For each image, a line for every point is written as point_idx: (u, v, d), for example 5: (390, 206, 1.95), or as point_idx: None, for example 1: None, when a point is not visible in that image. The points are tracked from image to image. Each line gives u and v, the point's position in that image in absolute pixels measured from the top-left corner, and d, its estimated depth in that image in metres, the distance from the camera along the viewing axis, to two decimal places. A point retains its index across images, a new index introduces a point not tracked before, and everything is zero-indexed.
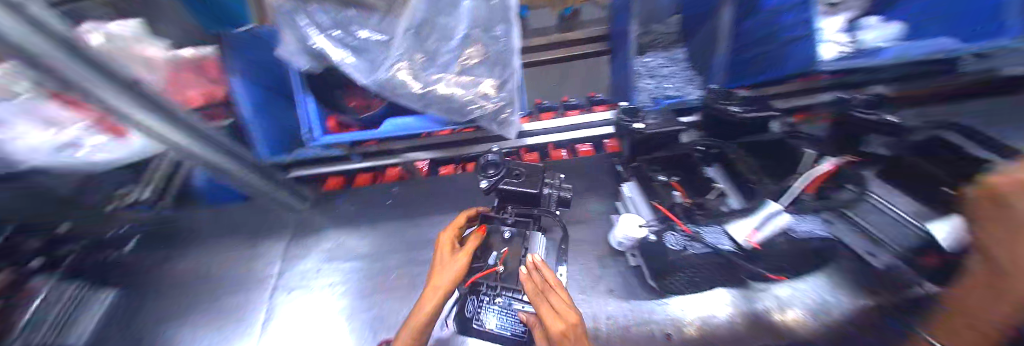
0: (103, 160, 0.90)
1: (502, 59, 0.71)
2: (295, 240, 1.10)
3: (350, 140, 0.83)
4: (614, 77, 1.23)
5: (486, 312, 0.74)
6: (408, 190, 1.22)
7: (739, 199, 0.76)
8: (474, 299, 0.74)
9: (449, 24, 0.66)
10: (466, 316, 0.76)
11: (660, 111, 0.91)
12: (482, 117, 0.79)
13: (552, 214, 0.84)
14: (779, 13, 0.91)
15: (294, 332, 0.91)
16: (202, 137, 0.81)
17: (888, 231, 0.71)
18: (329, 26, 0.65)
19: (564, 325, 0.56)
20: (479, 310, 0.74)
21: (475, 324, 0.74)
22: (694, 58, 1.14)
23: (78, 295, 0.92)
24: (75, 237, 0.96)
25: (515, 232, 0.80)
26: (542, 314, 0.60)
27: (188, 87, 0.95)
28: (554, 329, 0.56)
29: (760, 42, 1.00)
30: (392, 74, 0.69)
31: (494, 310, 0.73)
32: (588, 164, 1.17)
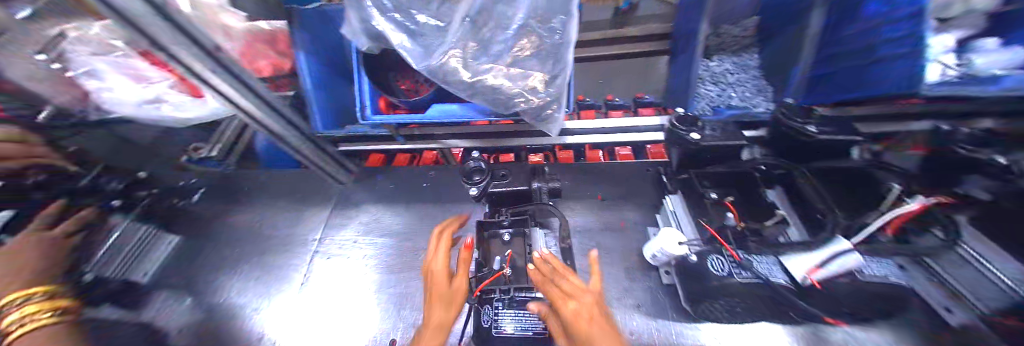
0: (194, 117, 1.01)
1: (555, 52, 0.68)
2: (336, 211, 1.16)
3: (398, 121, 0.85)
4: (670, 80, 1.15)
5: (503, 318, 0.72)
6: (443, 174, 1.24)
7: (801, 231, 0.69)
8: (488, 308, 0.74)
9: (506, 13, 0.64)
10: (484, 329, 0.72)
11: (719, 122, 0.85)
12: (526, 112, 0.76)
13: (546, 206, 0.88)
14: (883, 23, 0.79)
15: (326, 296, 0.96)
16: (263, 100, 0.87)
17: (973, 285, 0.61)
18: (390, 8, 0.66)
19: (576, 303, 0.54)
20: (495, 317, 0.72)
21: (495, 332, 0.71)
22: (768, 66, 1.05)
23: (146, 236, 1.04)
24: (151, 184, 1.11)
25: (514, 232, 0.80)
26: (553, 298, 0.59)
27: (259, 58, 1.04)
28: (567, 309, 0.54)
29: (856, 54, 0.89)
30: (445, 60, 0.68)
31: (511, 313, 0.72)
32: (626, 169, 1.11)
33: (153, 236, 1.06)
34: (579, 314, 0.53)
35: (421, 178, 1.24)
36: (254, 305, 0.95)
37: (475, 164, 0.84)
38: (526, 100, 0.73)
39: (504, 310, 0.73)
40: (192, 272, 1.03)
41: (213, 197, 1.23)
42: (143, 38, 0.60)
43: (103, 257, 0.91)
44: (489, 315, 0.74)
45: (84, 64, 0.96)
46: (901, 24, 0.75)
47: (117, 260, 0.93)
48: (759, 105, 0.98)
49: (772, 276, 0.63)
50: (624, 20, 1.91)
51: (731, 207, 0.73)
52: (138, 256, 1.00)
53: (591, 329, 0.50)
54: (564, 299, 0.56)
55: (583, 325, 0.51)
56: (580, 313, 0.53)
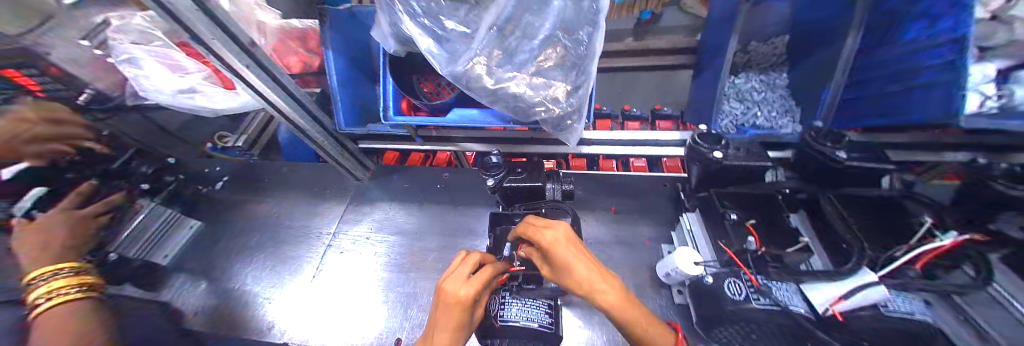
0: (225, 107, 1.03)
1: (579, 64, 0.69)
2: (351, 207, 1.18)
3: (418, 123, 0.87)
4: (692, 95, 1.15)
5: (510, 307, 0.68)
6: (456, 176, 1.25)
7: (824, 260, 0.67)
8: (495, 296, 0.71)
9: (534, 22, 0.65)
10: (488, 321, 0.68)
11: (741, 142, 0.83)
12: (546, 121, 0.75)
13: (559, 205, 0.85)
14: (926, 48, 0.76)
15: (336, 289, 0.98)
16: (288, 93, 0.88)
17: (996, 323, 0.58)
18: (419, 14, 0.68)
19: (551, 234, 0.59)
20: (502, 304, 0.68)
21: (499, 320, 0.66)
22: (796, 86, 1.03)
23: (171, 218, 1.08)
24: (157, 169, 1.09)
25: None
26: (529, 233, 0.63)
27: (289, 54, 1.10)
28: (544, 238, 0.59)
29: (891, 80, 0.87)
30: (470, 67, 0.69)
31: (520, 302, 0.69)
32: (641, 182, 1.10)
33: (177, 220, 1.10)
34: (557, 243, 0.57)
35: (434, 179, 1.25)
36: (266, 294, 0.97)
37: (493, 158, 0.83)
38: (547, 110, 0.73)
39: (511, 299, 0.70)
40: (212, 257, 1.06)
41: (232, 186, 1.25)
42: (183, 30, 0.62)
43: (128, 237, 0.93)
44: (495, 304, 0.69)
45: (124, 51, 1.00)
46: (942, 50, 0.73)
47: (141, 241, 0.97)
48: (784, 127, 0.96)
49: (791, 304, 0.62)
50: (646, 32, 1.91)
51: (754, 230, 0.71)
52: (161, 238, 1.04)
53: (569, 256, 0.55)
54: (541, 230, 0.60)
55: (561, 251, 0.56)
56: (557, 242, 0.58)
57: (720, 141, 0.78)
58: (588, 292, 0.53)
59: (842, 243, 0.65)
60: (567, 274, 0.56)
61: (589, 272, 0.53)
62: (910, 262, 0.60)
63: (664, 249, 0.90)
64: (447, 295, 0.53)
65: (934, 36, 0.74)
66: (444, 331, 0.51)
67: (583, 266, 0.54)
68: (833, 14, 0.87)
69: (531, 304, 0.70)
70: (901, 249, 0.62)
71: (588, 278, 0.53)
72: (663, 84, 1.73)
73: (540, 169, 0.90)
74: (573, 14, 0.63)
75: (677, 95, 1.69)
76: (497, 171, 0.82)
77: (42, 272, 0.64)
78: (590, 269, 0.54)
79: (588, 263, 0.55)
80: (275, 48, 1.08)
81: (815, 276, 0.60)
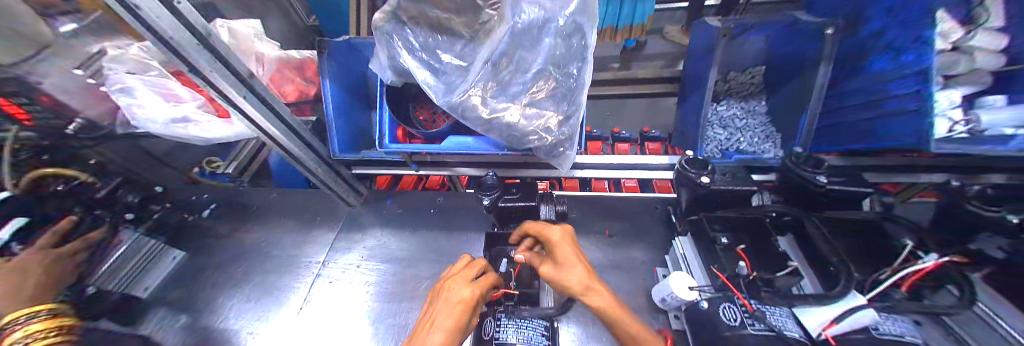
0: (219, 137, 1.03)
1: (570, 95, 0.72)
2: (342, 233, 1.16)
3: (413, 150, 0.88)
4: (678, 121, 1.20)
5: (506, 330, 0.66)
6: (450, 200, 1.25)
7: (816, 284, 0.67)
8: (490, 320, 0.69)
9: (528, 57, 0.69)
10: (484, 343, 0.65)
11: (727, 167, 0.87)
12: (540, 148, 0.77)
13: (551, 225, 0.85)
14: (891, 79, 0.84)
15: (325, 319, 0.95)
16: (283, 121, 0.89)
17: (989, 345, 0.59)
18: (417, 49, 0.73)
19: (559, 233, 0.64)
20: (498, 329, 0.67)
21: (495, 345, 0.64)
22: (775, 113, 1.09)
23: (155, 249, 1.05)
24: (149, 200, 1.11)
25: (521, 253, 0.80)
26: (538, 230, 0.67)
27: (286, 84, 1.11)
28: (553, 236, 0.63)
29: (862, 107, 0.93)
30: (465, 98, 0.71)
31: (516, 324, 0.68)
32: (634, 205, 1.12)
33: (161, 250, 1.06)
34: (559, 241, 0.63)
35: (428, 203, 1.24)
36: (251, 328, 0.93)
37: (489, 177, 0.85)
38: (540, 138, 0.75)
39: (506, 321, 0.68)
40: (196, 287, 1.02)
41: (227, 213, 1.24)
42: (183, 63, 0.64)
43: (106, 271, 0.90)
44: (490, 328, 0.68)
45: (119, 81, 1.01)
46: (909, 81, 0.79)
47: (121, 274, 0.93)
48: (767, 151, 1.01)
49: (786, 328, 0.60)
50: (631, 59, 2.00)
51: (743, 255, 0.71)
52: (142, 270, 1.00)
53: (569, 255, 0.61)
54: (549, 229, 0.65)
55: (563, 250, 0.61)
56: (561, 241, 0.63)
57: (706, 166, 0.80)
58: (583, 292, 0.57)
59: (829, 266, 0.66)
60: (562, 274, 0.59)
61: (583, 273, 0.58)
62: (894, 283, 0.62)
63: (659, 271, 0.91)
64: (451, 293, 0.58)
65: (899, 68, 0.81)
66: (442, 329, 0.53)
67: (578, 268, 0.59)
68: (805, 47, 0.94)
69: (527, 325, 0.68)
70: (884, 271, 0.64)
71: (583, 280, 0.57)
72: (650, 108, 1.80)
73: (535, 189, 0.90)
74: (563, 51, 0.69)
75: (663, 118, 1.75)
76: (493, 191, 0.83)
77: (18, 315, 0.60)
78: (584, 272, 0.58)
79: (584, 265, 0.60)
80: (273, 78, 1.10)
81: (808, 300, 0.61)
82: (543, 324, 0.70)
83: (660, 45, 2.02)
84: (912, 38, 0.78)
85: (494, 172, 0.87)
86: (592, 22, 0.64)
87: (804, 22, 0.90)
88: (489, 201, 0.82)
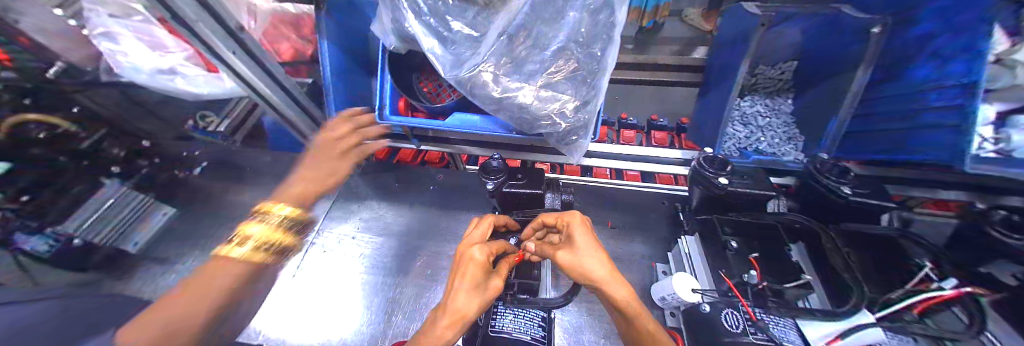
0: (208, 92, 0.97)
1: (590, 78, 0.66)
2: (338, 202, 1.13)
3: (415, 125, 0.83)
4: (696, 114, 1.14)
5: (502, 317, 0.65)
6: (450, 178, 1.21)
7: (823, 299, 0.66)
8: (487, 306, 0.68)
9: (548, 32, 0.63)
10: (481, 328, 0.64)
11: (746, 168, 0.82)
12: (550, 134, 0.72)
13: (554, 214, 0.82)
14: (933, 88, 0.78)
15: (321, 286, 0.94)
16: (277, 83, 0.83)
17: None
18: (425, 13, 0.66)
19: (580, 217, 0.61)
20: (493, 315, 0.66)
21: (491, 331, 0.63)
22: (802, 114, 1.02)
23: (143, 204, 1.00)
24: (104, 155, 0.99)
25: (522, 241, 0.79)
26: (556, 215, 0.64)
27: (282, 40, 1.06)
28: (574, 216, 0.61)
29: (896, 117, 0.88)
30: (475, 73, 0.65)
31: (511, 312, 0.67)
32: (640, 198, 1.08)
33: (149, 206, 1.01)
34: (578, 229, 0.58)
35: (427, 180, 1.20)
36: None
37: (494, 161, 0.80)
38: (552, 124, 0.69)
39: (503, 308, 0.67)
40: (185, 247, 1.00)
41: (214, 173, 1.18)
42: (163, 9, 0.57)
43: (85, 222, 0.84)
44: (486, 313, 0.67)
45: (100, 24, 0.93)
46: (951, 93, 0.73)
47: (110, 226, 0.88)
48: (787, 154, 0.96)
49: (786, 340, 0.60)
50: (647, 42, 1.88)
51: (755, 263, 0.68)
52: (132, 225, 0.96)
53: (587, 244, 0.56)
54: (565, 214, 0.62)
55: (579, 239, 0.57)
56: (577, 228, 0.59)
57: (725, 167, 0.75)
58: (601, 283, 0.52)
59: (841, 281, 0.64)
60: (579, 264, 0.55)
61: (601, 264, 0.54)
62: (907, 304, 0.60)
63: (659, 268, 0.90)
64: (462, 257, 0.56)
65: (943, 77, 0.76)
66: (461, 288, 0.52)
67: (595, 257, 0.55)
68: (842, 47, 0.87)
69: (522, 315, 0.67)
70: (898, 291, 0.62)
71: (601, 270, 0.53)
72: (662, 97, 1.72)
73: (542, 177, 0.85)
74: (586, 30, 0.62)
75: (675, 108, 1.68)
76: (498, 175, 0.78)
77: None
78: (605, 261, 0.54)
79: (604, 253, 0.55)
80: (265, 31, 1.03)
81: (814, 315, 0.59)
82: (540, 315, 0.69)
83: (679, 29, 1.90)
84: (964, 46, 0.71)
85: (501, 155, 0.83)
86: None
87: (848, 18, 0.82)
88: (493, 186, 0.77)
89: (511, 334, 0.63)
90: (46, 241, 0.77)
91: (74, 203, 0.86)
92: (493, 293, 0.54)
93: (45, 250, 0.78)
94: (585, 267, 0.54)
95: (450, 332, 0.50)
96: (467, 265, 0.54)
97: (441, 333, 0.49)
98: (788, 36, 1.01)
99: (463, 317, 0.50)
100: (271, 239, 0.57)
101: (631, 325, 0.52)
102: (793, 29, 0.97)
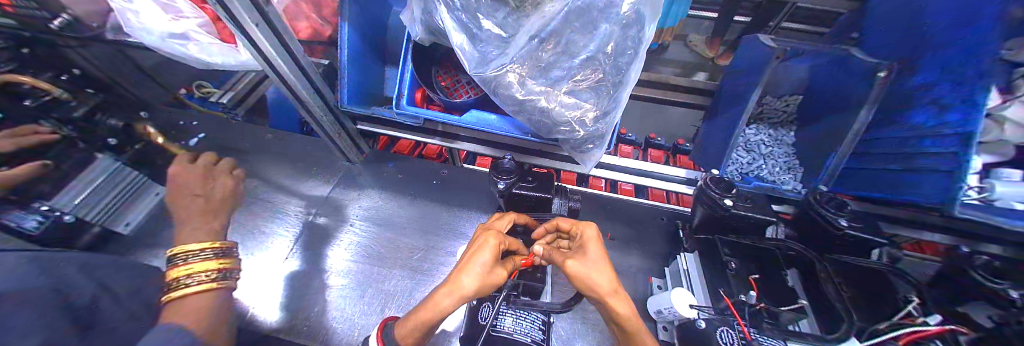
0: (218, 62, 0.95)
1: (613, 89, 0.68)
2: (339, 187, 1.12)
3: (431, 117, 0.82)
4: (704, 135, 1.18)
5: (503, 318, 0.65)
6: (455, 173, 1.20)
7: (813, 324, 0.68)
8: (490, 306, 0.68)
9: (579, 41, 0.65)
10: (480, 326, 0.65)
11: (750, 194, 0.85)
12: (568, 139, 0.74)
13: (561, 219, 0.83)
14: (930, 134, 0.83)
15: (314, 271, 0.93)
16: (295, 62, 0.82)
17: None
18: (457, 8, 0.66)
19: (594, 232, 0.61)
20: (496, 317, 0.66)
21: (490, 333, 0.63)
22: (804, 146, 1.06)
23: (138, 181, 0.94)
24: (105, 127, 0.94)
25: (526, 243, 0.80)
26: (572, 223, 0.65)
27: (300, 19, 1.04)
28: (588, 231, 0.61)
29: (892, 158, 0.93)
30: (502, 72, 0.65)
31: (512, 313, 0.67)
32: (640, 212, 1.10)
33: (143, 184, 0.95)
34: (592, 242, 0.59)
35: (431, 174, 1.19)
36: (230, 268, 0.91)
37: (506, 162, 0.80)
38: (571, 130, 0.70)
39: (506, 309, 0.67)
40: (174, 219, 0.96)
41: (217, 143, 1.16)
42: None
43: (76, 198, 0.78)
44: (489, 312, 0.67)
45: None
46: (945, 140, 0.78)
47: (99, 203, 0.83)
48: (786, 182, 1.00)
49: None
50: (651, 62, 1.93)
51: (754, 284, 0.72)
52: (123, 202, 0.90)
53: (597, 257, 0.57)
54: (582, 225, 0.62)
55: (591, 249, 0.58)
56: (591, 239, 0.60)
57: (731, 189, 0.78)
58: (608, 296, 0.53)
59: (831, 309, 0.66)
60: (585, 273, 0.55)
61: (607, 277, 0.54)
62: (896, 337, 0.62)
63: (654, 284, 0.90)
64: (477, 242, 0.58)
65: (940, 125, 0.80)
66: (475, 270, 0.52)
67: (603, 269, 0.55)
68: (846, 87, 0.91)
69: (524, 317, 0.67)
70: (882, 323, 0.66)
71: (606, 284, 0.54)
72: (664, 115, 1.75)
73: (553, 181, 0.86)
74: (615, 46, 0.64)
75: (675, 128, 1.72)
76: (510, 175, 0.78)
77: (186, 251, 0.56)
78: (611, 276, 0.55)
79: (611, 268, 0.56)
80: (286, 8, 1.01)
81: (806, 338, 0.61)
82: (540, 319, 0.68)
83: (683, 52, 1.95)
84: (964, 98, 0.76)
85: (513, 156, 0.83)
86: (654, 15, 0.61)
87: (857, 60, 0.86)
88: (502, 185, 0.77)
89: (512, 334, 0.63)
90: (36, 217, 0.71)
91: (76, 168, 0.82)
92: (497, 281, 0.55)
93: (33, 228, 0.69)
94: (593, 281, 0.54)
95: (448, 304, 0.51)
96: (483, 247, 0.55)
97: (437, 301, 0.50)
98: (796, 70, 1.06)
99: (464, 294, 0.51)
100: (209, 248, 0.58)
101: (632, 339, 0.54)
102: (802, 64, 1.01)
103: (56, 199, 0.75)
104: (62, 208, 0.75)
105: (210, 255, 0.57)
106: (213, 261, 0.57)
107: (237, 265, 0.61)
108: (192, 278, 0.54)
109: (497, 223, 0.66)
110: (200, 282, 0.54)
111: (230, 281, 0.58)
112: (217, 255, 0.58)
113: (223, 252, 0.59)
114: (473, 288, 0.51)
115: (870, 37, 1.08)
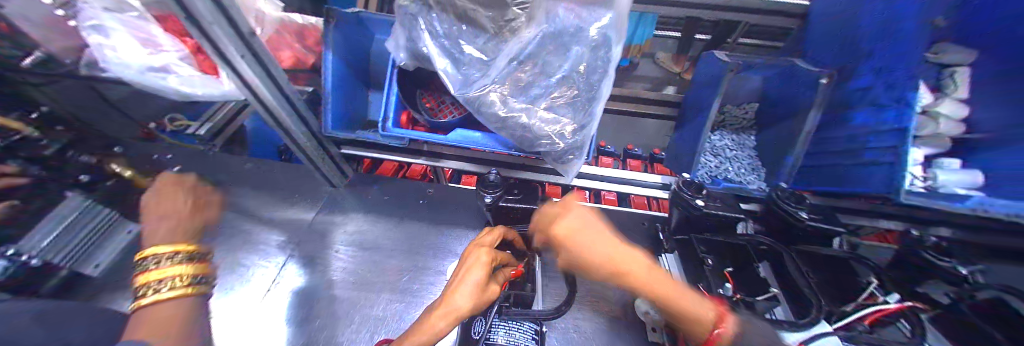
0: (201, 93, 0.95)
1: (587, 104, 0.74)
2: (322, 214, 1.10)
3: (417, 137, 0.84)
4: (676, 144, 1.27)
5: (497, 331, 0.65)
6: (442, 191, 1.21)
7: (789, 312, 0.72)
8: (483, 319, 0.67)
9: (553, 62, 0.72)
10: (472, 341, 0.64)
11: (723, 194, 0.91)
12: (550, 153, 0.78)
13: None
14: (871, 131, 0.93)
15: (294, 302, 0.89)
16: (282, 91, 0.84)
17: None
18: (441, 35, 0.73)
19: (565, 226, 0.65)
20: (488, 330, 0.65)
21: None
22: (765, 148, 1.16)
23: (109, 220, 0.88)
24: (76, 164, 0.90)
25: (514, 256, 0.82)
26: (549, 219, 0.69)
27: (284, 49, 1.06)
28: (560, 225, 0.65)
29: (843, 155, 1.03)
30: (484, 93, 0.70)
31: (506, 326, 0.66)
32: (623, 219, 1.14)
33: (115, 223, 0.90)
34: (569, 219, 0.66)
35: (418, 194, 1.20)
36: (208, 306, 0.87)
37: (492, 177, 0.83)
38: (552, 143, 0.75)
39: (498, 322, 0.67)
40: None
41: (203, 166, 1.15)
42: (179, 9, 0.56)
43: (45, 240, 0.73)
44: (481, 325, 0.66)
45: (92, 17, 0.90)
46: (886, 136, 0.88)
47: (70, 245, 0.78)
48: (751, 182, 1.09)
49: None
50: (623, 78, 2.06)
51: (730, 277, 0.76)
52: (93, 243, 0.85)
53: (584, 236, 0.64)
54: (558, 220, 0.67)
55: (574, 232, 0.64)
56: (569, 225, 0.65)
57: (701, 190, 0.84)
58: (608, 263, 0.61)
59: (802, 295, 0.71)
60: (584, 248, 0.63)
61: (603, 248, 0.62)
62: (859, 318, 0.67)
63: None
64: (467, 260, 0.60)
65: (881, 123, 0.90)
66: (468, 288, 0.54)
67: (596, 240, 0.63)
68: (798, 93, 1.01)
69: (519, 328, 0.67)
70: (849, 304, 0.71)
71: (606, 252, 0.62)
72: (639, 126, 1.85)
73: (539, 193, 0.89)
74: (586, 66, 0.71)
75: (650, 138, 1.81)
76: (496, 189, 0.81)
77: (149, 256, 0.53)
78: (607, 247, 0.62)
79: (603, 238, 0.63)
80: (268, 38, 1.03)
81: (781, 325, 0.64)
82: (534, 328, 0.69)
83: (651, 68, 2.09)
84: (896, 97, 0.87)
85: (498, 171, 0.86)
86: (618, 37, 0.68)
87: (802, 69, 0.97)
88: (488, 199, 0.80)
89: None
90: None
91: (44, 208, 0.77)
92: (491, 297, 0.57)
93: None
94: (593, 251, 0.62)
95: (442, 324, 0.52)
96: (474, 266, 0.57)
97: (433, 324, 0.51)
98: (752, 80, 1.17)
99: (457, 313, 0.52)
100: (183, 252, 0.57)
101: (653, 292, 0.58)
102: (756, 76, 1.12)
103: (23, 242, 0.70)
104: (30, 251, 0.70)
105: (182, 259, 0.56)
106: (186, 265, 0.56)
107: (211, 271, 0.60)
108: (163, 282, 0.52)
109: (487, 238, 0.68)
110: (173, 287, 0.52)
111: (204, 287, 0.56)
112: (191, 259, 0.57)
113: (194, 256, 0.58)
114: (467, 307, 0.53)
115: (810, 49, 1.22)
